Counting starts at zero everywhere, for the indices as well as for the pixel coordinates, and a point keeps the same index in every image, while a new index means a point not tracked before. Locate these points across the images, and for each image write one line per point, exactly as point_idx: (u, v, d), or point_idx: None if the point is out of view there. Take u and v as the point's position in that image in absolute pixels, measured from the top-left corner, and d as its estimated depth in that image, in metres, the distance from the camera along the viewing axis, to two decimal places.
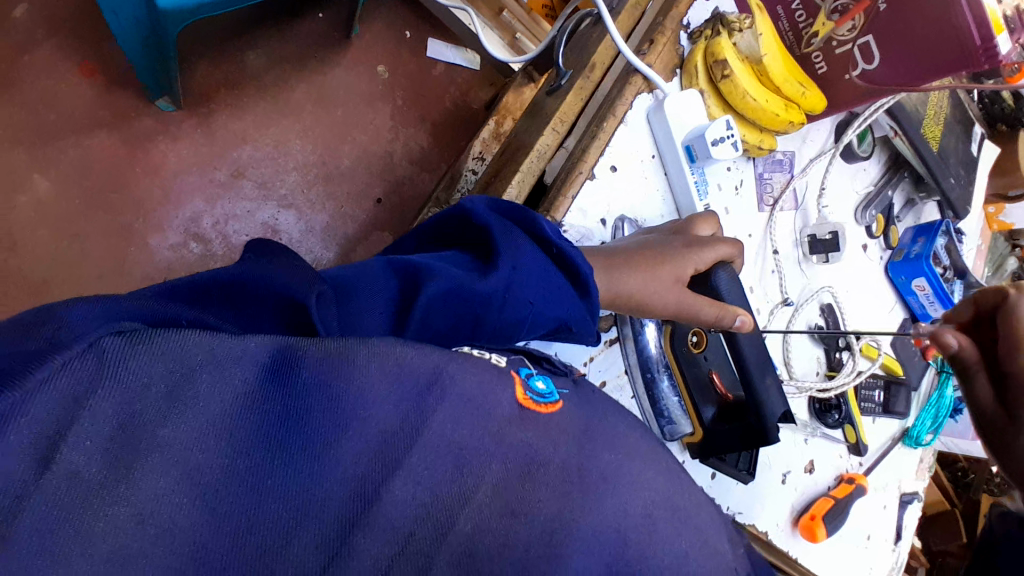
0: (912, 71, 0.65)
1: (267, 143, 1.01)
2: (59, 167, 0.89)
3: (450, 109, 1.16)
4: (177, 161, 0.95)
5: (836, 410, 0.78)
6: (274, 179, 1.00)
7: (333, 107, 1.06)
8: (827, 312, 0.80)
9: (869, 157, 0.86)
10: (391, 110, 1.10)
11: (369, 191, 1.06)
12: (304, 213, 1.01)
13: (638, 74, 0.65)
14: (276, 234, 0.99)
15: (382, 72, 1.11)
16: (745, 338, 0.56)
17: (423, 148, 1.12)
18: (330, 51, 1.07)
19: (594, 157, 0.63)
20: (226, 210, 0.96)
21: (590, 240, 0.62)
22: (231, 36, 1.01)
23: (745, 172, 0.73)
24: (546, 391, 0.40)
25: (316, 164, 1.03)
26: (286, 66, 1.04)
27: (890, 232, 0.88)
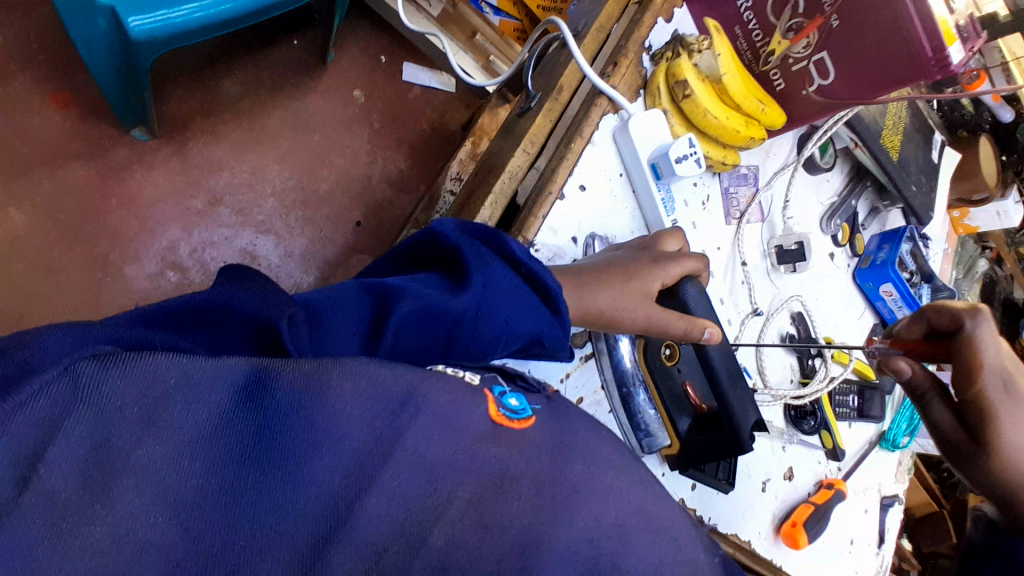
0: (865, 85, 0.68)
1: (244, 170, 1.01)
2: (34, 198, 0.88)
3: (427, 131, 1.17)
4: (153, 190, 0.95)
5: (812, 416, 0.79)
6: (252, 205, 1.00)
7: (310, 132, 1.07)
8: (798, 321, 0.81)
9: (831, 168, 0.88)
10: (368, 133, 1.11)
11: (348, 214, 1.06)
12: (283, 238, 1.01)
13: (604, 95, 0.67)
14: (255, 261, 0.98)
15: (358, 96, 1.12)
16: (715, 351, 0.57)
17: (400, 170, 1.13)
18: (307, 78, 1.08)
19: (564, 175, 0.64)
20: (203, 238, 0.96)
21: (563, 258, 0.64)
22: (207, 65, 1.02)
23: (711, 187, 0.75)
24: (520, 407, 0.39)
25: (294, 189, 1.03)
26: (262, 92, 1.05)
27: (855, 241, 0.90)
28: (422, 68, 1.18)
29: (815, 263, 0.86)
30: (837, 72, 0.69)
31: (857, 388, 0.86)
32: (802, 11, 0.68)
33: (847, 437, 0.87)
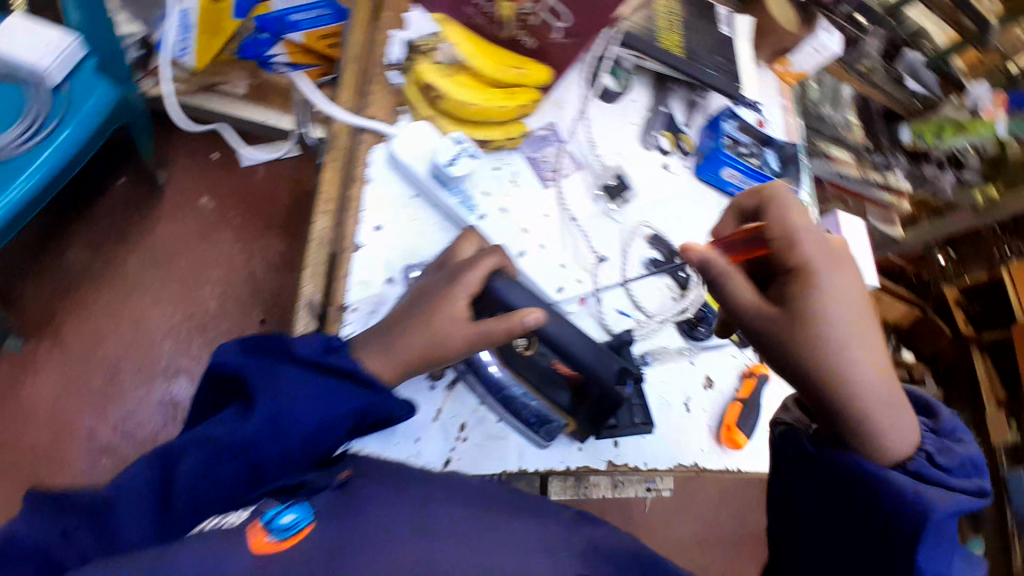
0: (597, 15, 0.68)
1: (126, 328, 1.10)
2: None
3: (288, 205, 1.24)
4: (49, 392, 1.04)
5: (703, 322, 0.80)
6: (151, 356, 1.09)
7: (175, 260, 1.16)
8: (657, 242, 0.82)
9: (631, 88, 0.88)
10: (231, 233, 1.20)
11: (249, 316, 1.15)
12: (195, 371, 1.10)
13: (367, 130, 0.67)
14: (182, 405, 1.07)
15: (207, 203, 1.21)
16: (553, 323, 0.56)
17: (280, 253, 1.21)
18: (143, 209, 1.18)
19: (351, 225, 0.63)
20: (122, 408, 1.05)
21: (384, 305, 0.60)
22: (42, 249, 1.11)
23: (514, 163, 0.74)
24: (295, 520, 0.41)
25: (185, 319, 1.13)
26: (108, 246, 1.14)
27: (683, 140, 0.91)
28: (262, 147, 1.23)
29: (653, 179, 0.85)
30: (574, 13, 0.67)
31: None
32: None
33: None
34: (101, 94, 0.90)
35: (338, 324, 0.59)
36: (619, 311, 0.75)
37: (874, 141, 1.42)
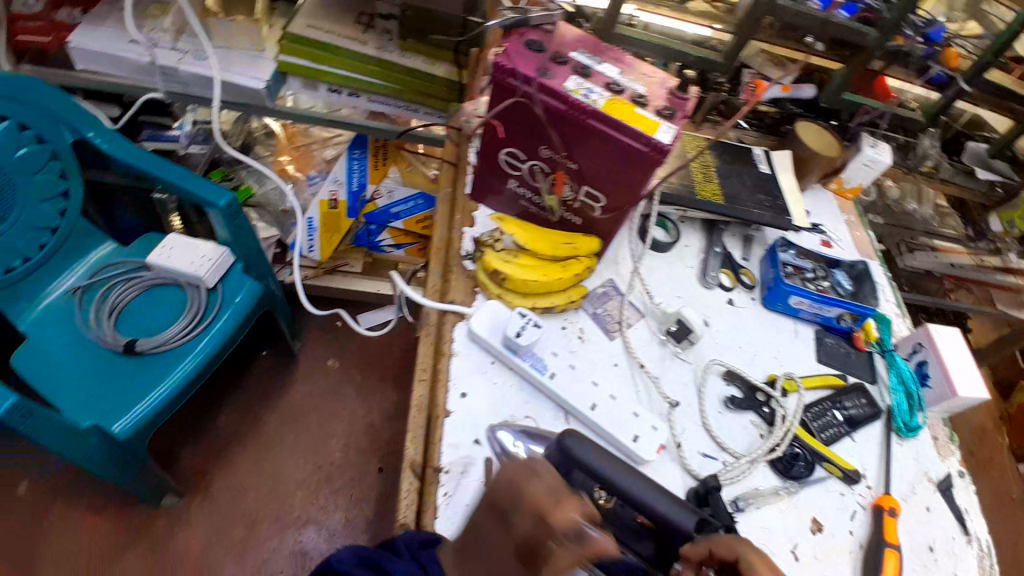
0: (626, 194, 0.77)
1: (266, 482, 1.49)
2: None
3: (396, 355, 1.80)
4: (195, 543, 1.38)
5: (798, 460, 0.79)
6: (284, 507, 1.46)
7: (337, 424, 1.63)
8: (732, 379, 0.85)
9: (681, 237, 0.98)
10: (353, 387, 1.71)
11: (369, 466, 1.56)
12: (320, 522, 1.45)
13: (450, 312, 0.81)
14: (306, 554, 1.40)
15: (332, 363, 1.76)
16: (622, 480, 0.60)
17: (392, 402, 1.70)
18: (287, 371, 1.70)
19: (443, 394, 0.74)
20: (254, 561, 1.37)
21: (474, 464, 0.69)
22: (203, 424, 1.55)
23: (579, 322, 0.83)
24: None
25: (315, 472, 1.53)
26: (255, 411, 1.60)
27: (743, 276, 0.96)
28: (206, 259, 1.30)
29: (716, 317, 0.91)
30: (603, 195, 0.78)
31: (832, 400, 0.87)
32: (548, 169, 0.78)
33: (861, 450, 0.84)
34: (247, 289, 1.35)
35: (435, 484, 0.67)
36: (703, 454, 0.77)
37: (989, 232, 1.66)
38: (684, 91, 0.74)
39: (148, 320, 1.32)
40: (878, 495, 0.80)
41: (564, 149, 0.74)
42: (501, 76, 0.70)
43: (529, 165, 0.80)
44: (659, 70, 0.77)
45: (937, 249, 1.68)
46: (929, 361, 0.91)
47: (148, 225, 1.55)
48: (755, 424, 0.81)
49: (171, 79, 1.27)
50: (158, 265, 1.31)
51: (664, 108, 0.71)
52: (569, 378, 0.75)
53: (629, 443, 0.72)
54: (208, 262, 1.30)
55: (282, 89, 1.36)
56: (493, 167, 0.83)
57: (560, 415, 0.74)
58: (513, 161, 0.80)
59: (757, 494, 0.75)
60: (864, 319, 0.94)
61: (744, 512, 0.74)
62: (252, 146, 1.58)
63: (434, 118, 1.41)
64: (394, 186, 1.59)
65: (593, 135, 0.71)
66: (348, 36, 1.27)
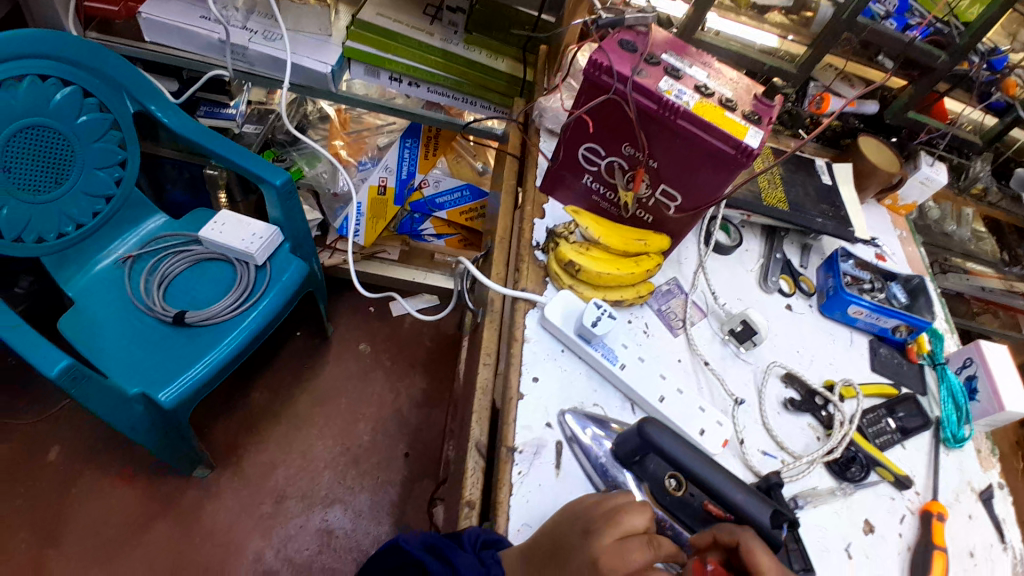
0: (703, 194, 0.79)
1: (295, 460, 1.51)
2: (135, 566, 1.30)
3: (429, 344, 1.81)
4: (225, 513, 1.40)
5: (853, 462, 0.80)
6: (313, 485, 1.48)
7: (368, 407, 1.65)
8: (791, 382, 0.86)
9: (742, 241, 1.00)
10: (383, 371, 1.73)
11: (396, 451, 1.58)
12: (347, 502, 1.47)
13: (521, 299, 0.83)
14: (332, 532, 1.42)
15: (365, 348, 1.76)
16: (701, 468, 0.62)
17: (422, 389, 1.71)
18: (322, 352, 1.72)
19: (517, 377, 0.76)
20: (282, 535, 1.40)
21: (546, 446, 0.71)
22: (233, 400, 1.58)
23: (645, 317, 0.86)
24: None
25: (343, 454, 1.55)
26: (288, 389, 1.63)
27: (802, 283, 0.98)
28: (252, 233, 1.33)
29: (774, 321, 0.93)
30: (680, 194, 0.80)
31: (887, 408, 0.88)
32: (627, 166, 0.81)
33: (911, 457, 0.85)
34: (292, 270, 1.36)
35: (509, 462, 0.69)
36: (762, 452, 0.78)
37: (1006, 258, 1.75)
38: (769, 98, 0.76)
39: (196, 293, 1.34)
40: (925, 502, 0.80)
41: (648, 147, 0.77)
42: (595, 73, 0.73)
43: (609, 162, 0.83)
44: (744, 77, 0.79)
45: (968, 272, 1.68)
46: (978, 376, 0.90)
47: (198, 202, 1.56)
48: (811, 426, 0.83)
49: (239, 58, 1.30)
50: (210, 241, 1.33)
51: (751, 113, 0.72)
52: (638, 370, 0.77)
53: (696, 436, 0.74)
54: (256, 241, 1.32)
55: (344, 74, 1.38)
56: (571, 163, 0.86)
57: (627, 405, 0.77)
58: (593, 157, 0.83)
59: (814, 493, 0.77)
60: (920, 332, 0.95)
61: (803, 510, 0.75)
62: (306, 128, 1.60)
63: (490, 112, 1.42)
64: (442, 176, 1.60)
65: (679, 135, 0.73)
66: (416, 27, 1.29)
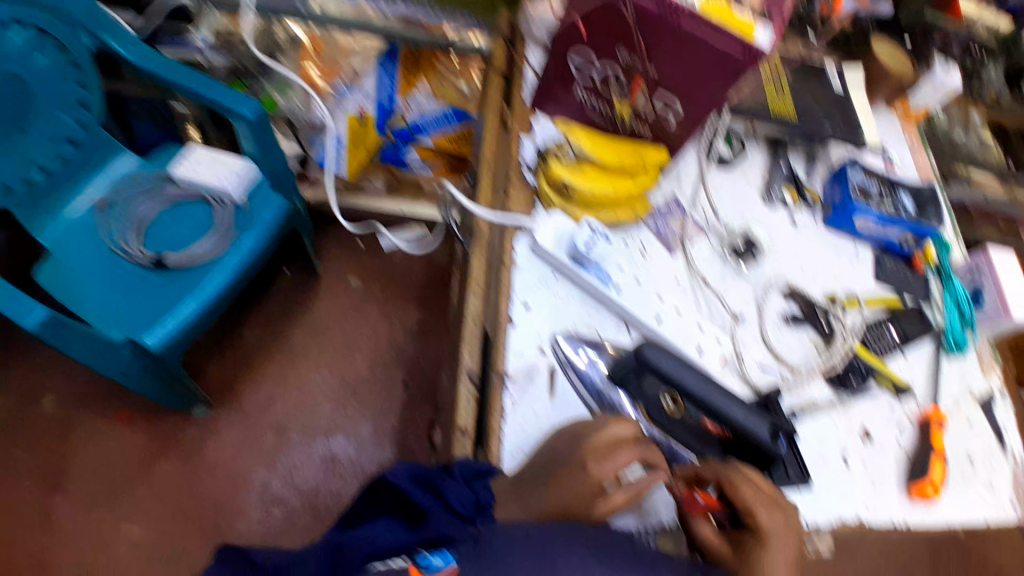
0: (706, 105, 0.72)
1: (293, 395, 1.48)
2: (144, 508, 1.32)
3: (421, 278, 1.67)
4: (228, 451, 1.41)
5: (853, 371, 0.78)
6: (313, 417, 1.47)
7: (363, 342, 1.57)
8: (793, 296, 0.83)
9: (745, 152, 0.93)
10: (376, 308, 1.62)
11: (395, 382, 1.54)
12: (349, 433, 1.46)
13: (510, 222, 0.78)
14: (336, 460, 1.43)
15: (355, 284, 1.63)
16: (700, 386, 0.60)
17: (416, 322, 1.61)
18: (310, 290, 1.61)
19: (507, 305, 0.72)
20: (288, 464, 1.41)
21: (539, 372, 0.68)
22: (227, 334, 1.52)
23: (642, 235, 0.81)
24: (441, 562, 0.47)
25: (341, 389, 1.50)
26: (279, 327, 1.55)
27: (807, 195, 0.93)
28: (228, 169, 1.16)
29: (777, 234, 0.88)
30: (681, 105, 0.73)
31: (890, 318, 0.85)
32: (624, 76, 0.74)
33: (911, 366, 0.83)
34: (273, 209, 1.21)
35: (500, 390, 0.67)
36: (761, 368, 0.76)
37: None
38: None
39: (176, 234, 1.20)
40: (925, 408, 0.80)
41: (646, 54, 0.69)
42: None
43: (604, 72, 0.75)
44: None
45: None
46: (984, 287, 0.89)
47: None
48: (812, 340, 0.80)
49: None
50: (184, 180, 1.18)
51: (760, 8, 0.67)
52: (634, 291, 0.73)
53: (694, 355, 0.72)
54: (233, 177, 1.16)
55: None
56: (563, 76, 0.79)
57: (620, 327, 0.74)
58: (586, 66, 0.75)
59: (811, 406, 0.75)
60: (926, 239, 0.91)
61: (800, 422, 0.74)
62: None
63: (472, 22, 1.31)
64: (424, 101, 1.48)
65: (681, 38, 0.65)
66: None
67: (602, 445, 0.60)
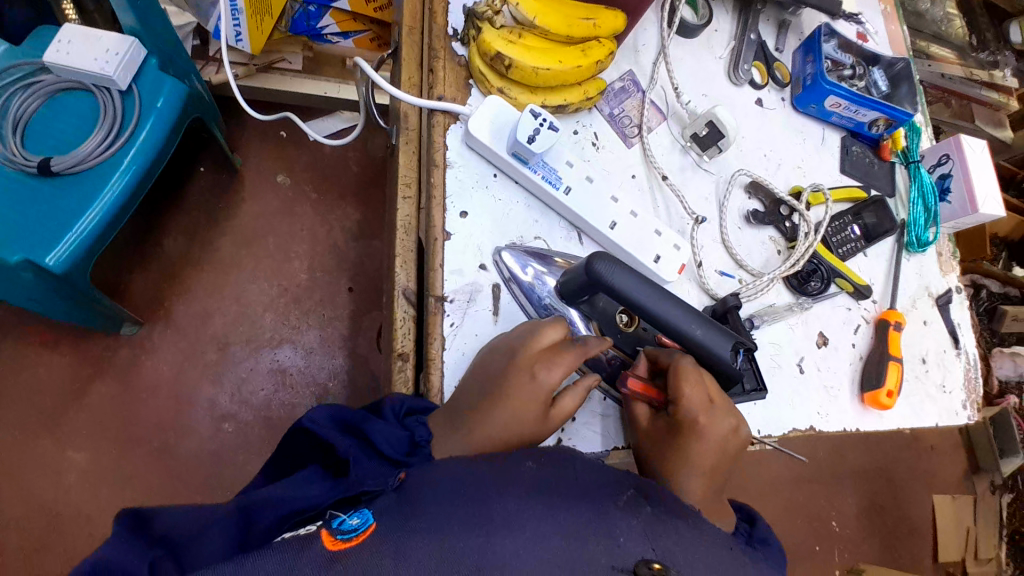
0: None
1: (231, 305, 1.28)
2: (73, 435, 1.14)
3: (357, 171, 1.44)
4: (166, 368, 1.21)
5: (814, 275, 0.75)
6: (255, 329, 1.27)
7: (299, 242, 1.36)
8: (755, 192, 0.76)
9: (711, 18, 0.80)
10: (310, 206, 1.39)
11: (339, 286, 1.34)
12: (296, 342, 1.28)
13: (438, 111, 0.65)
14: (284, 371, 1.25)
15: (282, 180, 1.39)
16: (659, 308, 0.53)
17: (356, 220, 1.40)
18: (231, 187, 1.36)
19: (441, 214, 0.62)
20: (234, 377, 1.23)
21: (481, 293, 0.61)
22: (145, 236, 1.28)
23: (594, 125, 0.70)
24: (359, 523, 0.43)
25: (281, 294, 1.31)
26: (203, 232, 1.31)
27: (776, 71, 0.82)
28: (113, 48, 0.92)
29: (742, 120, 0.79)
30: None
31: (853, 215, 0.80)
32: None
33: (871, 265, 0.81)
34: (169, 90, 0.96)
35: (439, 313, 0.59)
36: (719, 273, 0.71)
37: (977, 39, 1.66)
38: None
39: (61, 138, 0.96)
40: (880, 310, 0.79)
41: None
42: None
43: None
44: None
45: (932, 56, 1.58)
46: (953, 174, 0.85)
47: None
48: (771, 239, 0.75)
49: None
50: (55, 68, 0.93)
51: None
52: (586, 192, 0.64)
53: (650, 264, 0.65)
54: (114, 54, 0.91)
55: None
56: None
57: (569, 235, 0.65)
58: None
59: (771, 311, 0.72)
60: (899, 125, 0.83)
61: (758, 329, 0.71)
62: None
63: None
64: None
65: None
66: None
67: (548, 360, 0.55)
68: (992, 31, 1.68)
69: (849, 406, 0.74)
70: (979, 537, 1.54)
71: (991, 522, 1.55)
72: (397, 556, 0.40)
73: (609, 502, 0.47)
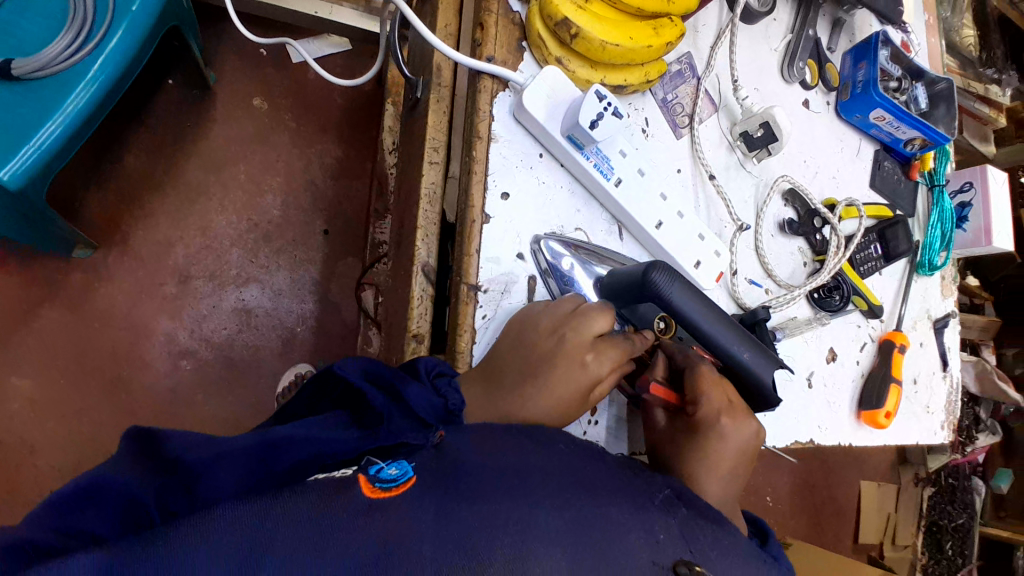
0: None
1: (195, 236, 1.15)
2: (17, 364, 1.03)
3: (342, 104, 1.29)
4: (124, 298, 1.10)
5: (836, 291, 0.74)
6: (221, 264, 1.16)
7: (274, 175, 1.22)
8: (792, 199, 0.74)
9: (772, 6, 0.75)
10: (289, 135, 1.25)
11: (314, 227, 1.23)
12: (265, 282, 1.18)
13: (485, 74, 0.58)
14: (250, 312, 1.16)
15: (260, 103, 1.24)
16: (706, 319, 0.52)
17: (337, 157, 1.27)
18: (207, 107, 1.20)
19: (481, 194, 0.56)
20: (196, 316, 1.13)
21: (516, 285, 0.57)
22: (105, 149, 1.13)
23: (646, 111, 0.65)
24: (397, 472, 0.40)
25: (250, 229, 1.19)
26: (167, 152, 1.16)
27: (827, 73, 0.79)
28: None
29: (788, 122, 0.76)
30: None
31: (877, 234, 0.79)
32: None
33: (884, 284, 0.81)
34: None
35: (472, 304, 0.55)
36: (749, 282, 0.69)
37: (986, 55, 1.66)
38: None
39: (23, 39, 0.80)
40: (886, 330, 0.80)
41: None
42: None
43: None
44: None
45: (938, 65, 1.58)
46: (973, 205, 0.86)
47: None
48: (800, 250, 0.74)
49: None
50: None
51: None
52: (634, 186, 0.60)
53: (690, 269, 0.62)
54: None
55: None
56: None
57: (610, 229, 0.62)
58: None
59: (791, 325, 0.71)
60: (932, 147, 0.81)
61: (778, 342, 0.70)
62: None
63: None
64: None
65: None
66: None
67: (587, 352, 0.52)
68: (1001, 50, 1.67)
69: (847, 421, 0.75)
70: (898, 525, 1.66)
71: (910, 510, 1.66)
72: (431, 536, 0.36)
73: (645, 498, 0.45)
